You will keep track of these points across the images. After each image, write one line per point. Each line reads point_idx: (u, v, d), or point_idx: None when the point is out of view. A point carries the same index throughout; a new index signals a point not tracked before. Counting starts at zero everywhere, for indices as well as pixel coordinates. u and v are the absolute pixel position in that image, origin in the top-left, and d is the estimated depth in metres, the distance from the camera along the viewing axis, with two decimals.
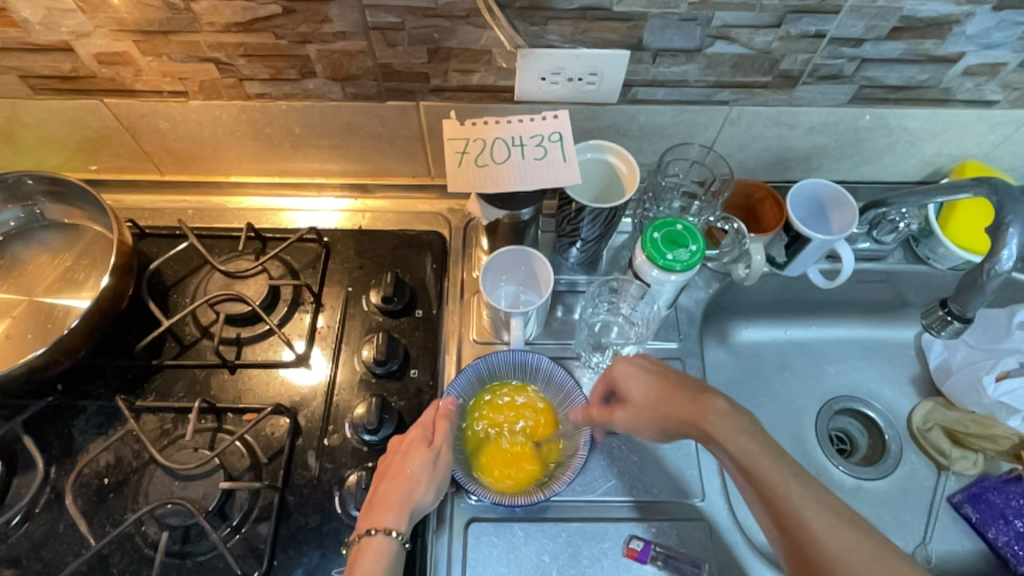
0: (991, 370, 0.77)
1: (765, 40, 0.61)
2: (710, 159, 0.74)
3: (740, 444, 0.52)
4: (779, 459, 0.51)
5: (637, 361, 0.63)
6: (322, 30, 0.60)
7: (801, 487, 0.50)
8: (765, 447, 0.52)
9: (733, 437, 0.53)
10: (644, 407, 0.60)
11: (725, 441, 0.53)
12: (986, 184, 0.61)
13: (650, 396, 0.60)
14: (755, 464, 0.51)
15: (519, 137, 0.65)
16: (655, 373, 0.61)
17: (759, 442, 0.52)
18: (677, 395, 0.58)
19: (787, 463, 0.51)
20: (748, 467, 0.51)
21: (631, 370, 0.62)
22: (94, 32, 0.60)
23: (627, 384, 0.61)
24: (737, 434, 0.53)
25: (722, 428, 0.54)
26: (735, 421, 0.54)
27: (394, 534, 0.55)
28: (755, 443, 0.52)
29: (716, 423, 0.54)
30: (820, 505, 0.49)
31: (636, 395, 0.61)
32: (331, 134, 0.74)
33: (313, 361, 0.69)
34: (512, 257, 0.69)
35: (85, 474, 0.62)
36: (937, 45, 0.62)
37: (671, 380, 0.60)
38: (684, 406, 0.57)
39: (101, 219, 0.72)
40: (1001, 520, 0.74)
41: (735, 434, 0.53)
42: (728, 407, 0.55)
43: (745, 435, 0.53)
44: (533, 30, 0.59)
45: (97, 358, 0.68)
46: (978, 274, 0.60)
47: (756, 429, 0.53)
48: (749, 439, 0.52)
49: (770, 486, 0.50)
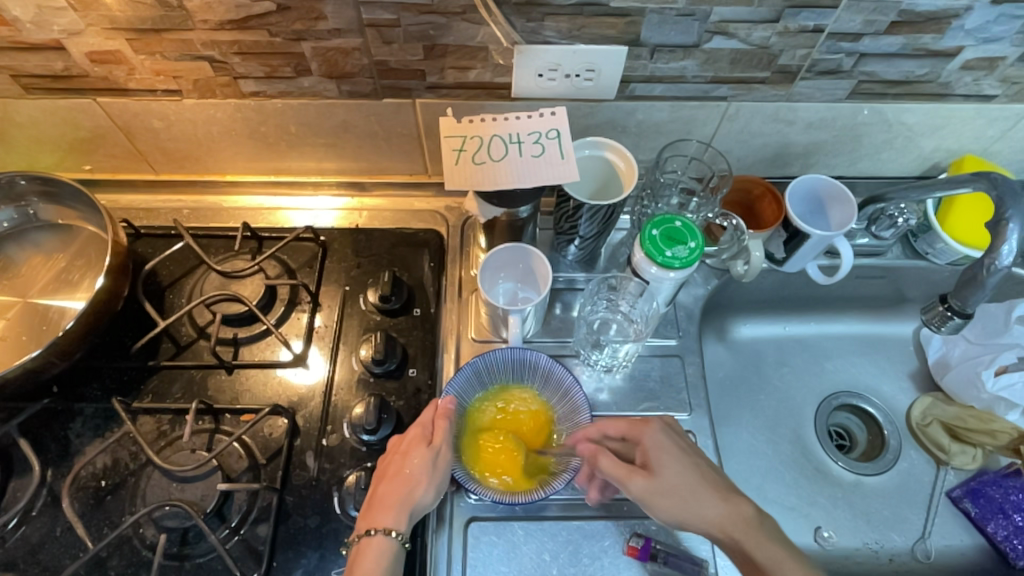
0: (991, 365, 0.77)
1: (763, 35, 0.61)
2: (708, 155, 0.73)
3: (771, 555, 0.54)
4: (805, 570, 0.54)
5: (670, 437, 0.60)
6: (317, 28, 0.59)
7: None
8: (792, 558, 0.55)
9: (763, 547, 0.55)
10: (671, 490, 0.56)
11: (753, 549, 0.55)
12: (984, 179, 0.60)
13: (683, 475, 0.57)
14: (783, 574, 0.54)
15: (517, 133, 0.64)
16: (684, 451, 0.59)
17: (787, 553, 0.55)
18: (707, 489, 0.57)
19: (814, 569, 0.55)
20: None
21: (664, 445, 0.59)
22: (86, 31, 0.59)
23: (660, 456, 0.58)
24: (767, 544, 0.55)
25: (752, 538, 0.55)
26: (764, 528, 0.56)
27: (393, 534, 0.55)
28: (784, 553, 0.55)
29: (749, 535, 0.55)
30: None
31: (665, 473, 0.57)
32: (327, 132, 0.73)
33: (311, 361, 0.69)
34: (509, 254, 0.69)
35: (82, 477, 0.62)
36: (935, 40, 0.62)
37: (701, 468, 0.58)
38: (716, 505, 0.56)
39: (95, 219, 0.71)
40: (1000, 515, 0.74)
41: (766, 543, 0.55)
42: (756, 514, 0.56)
43: (775, 544, 0.55)
44: (530, 26, 0.59)
45: (93, 360, 0.67)
46: (978, 269, 0.59)
47: (781, 540, 0.56)
48: (780, 549, 0.55)
49: None
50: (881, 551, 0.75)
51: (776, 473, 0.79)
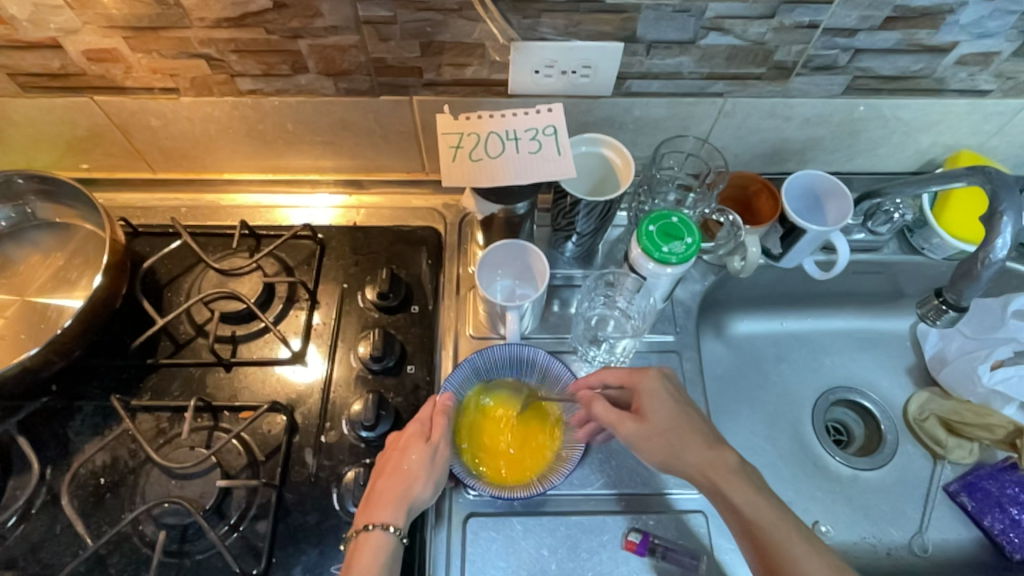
0: (986, 359, 0.77)
1: (759, 31, 0.61)
2: (705, 151, 0.74)
3: (750, 501, 0.54)
4: (787, 522, 0.53)
5: (666, 384, 0.61)
6: (314, 25, 0.59)
7: (806, 547, 0.52)
8: (773, 507, 0.54)
9: (744, 494, 0.55)
10: (657, 433, 0.59)
11: (732, 495, 0.55)
12: (979, 173, 0.61)
13: (672, 419, 0.59)
14: (761, 520, 0.53)
15: (514, 130, 0.65)
16: (677, 400, 0.60)
17: (768, 501, 0.54)
18: (693, 434, 0.58)
19: (798, 525, 0.53)
20: (755, 525, 0.53)
21: (658, 391, 0.60)
22: (82, 29, 0.60)
23: (651, 400, 0.60)
24: (747, 491, 0.55)
25: (732, 483, 0.55)
26: (747, 480, 0.55)
27: (391, 529, 0.55)
28: (765, 502, 0.54)
29: (728, 480, 0.55)
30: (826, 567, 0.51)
31: (653, 417, 0.59)
32: (324, 130, 0.73)
33: (309, 358, 0.69)
34: (506, 251, 0.69)
35: (81, 475, 0.62)
36: (930, 35, 0.62)
37: (690, 415, 0.59)
38: (699, 451, 0.57)
39: (93, 217, 0.71)
40: (996, 509, 0.75)
41: (747, 491, 0.55)
42: (739, 464, 0.56)
43: (756, 493, 0.54)
44: (526, 23, 0.59)
45: (91, 359, 0.67)
46: (972, 263, 0.59)
47: (764, 491, 0.55)
48: (761, 498, 0.54)
49: (776, 543, 0.52)
50: (879, 546, 0.75)
51: (773, 469, 0.79)
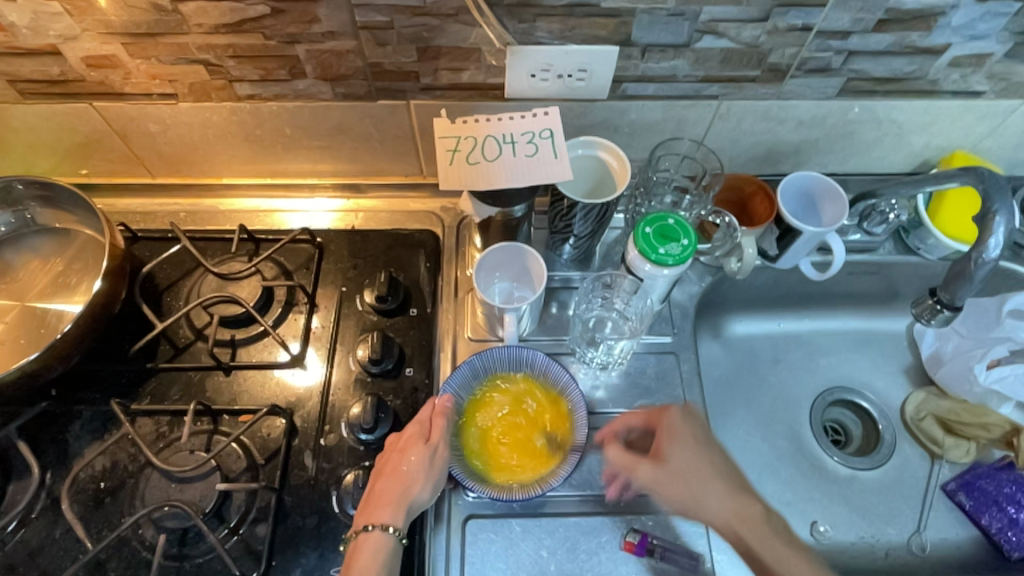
0: (983, 358, 0.78)
1: (753, 34, 0.61)
2: (700, 153, 0.74)
3: (778, 554, 0.55)
4: (814, 569, 0.54)
5: (689, 424, 0.61)
6: (311, 31, 0.60)
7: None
8: (801, 558, 0.55)
9: (771, 545, 0.55)
10: (678, 478, 0.59)
11: (759, 547, 0.55)
12: (972, 173, 0.61)
13: (694, 466, 0.59)
14: (791, 574, 0.54)
15: (510, 134, 0.65)
16: (699, 442, 0.60)
17: (795, 551, 0.55)
18: (715, 481, 0.58)
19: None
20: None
21: (681, 433, 0.60)
22: (81, 36, 0.60)
23: (672, 443, 0.60)
24: (776, 542, 0.55)
25: (760, 536, 0.56)
26: (775, 529, 0.56)
27: (391, 530, 0.55)
28: (791, 551, 0.55)
29: (755, 533, 0.56)
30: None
31: (673, 461, 0.59)
32: (322, 135, 0.74)
33: (308, 362, 0.69)
34: (504, 253, 0.69)
35: (81, 480, 0.62)
36: (923, 37, 0.63)
37: (713, 458, 0.60)
38: (724, 501, 0.58)
39: (92, 222, 0.72)
40: (994, 507, 0.75)
41: (774, 543, 0.55)
42: (764, 512, 0.57)
43: (785, 544, 0.55)
44: (522, 27, 0.59)
45: (91, 363, 0.68)
46: (966, 262, 0.60)
47: (791, 539, 0.56)
48: (789, 550, 0.55)
49: None
50: (877, 545, 0.76)
51: (772, 469, 0.79)
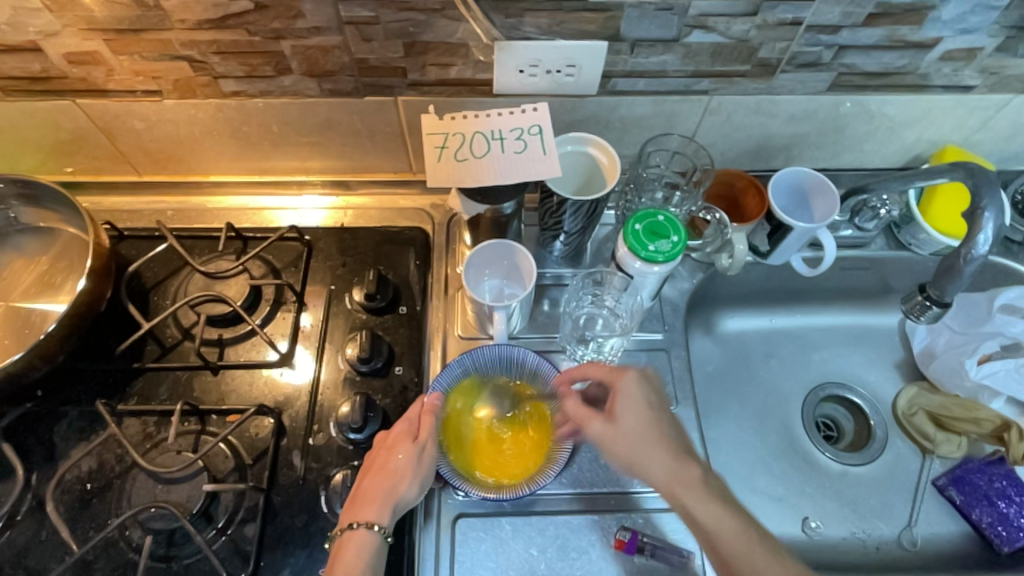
0: (974, 353, 0.78)
1: (743, 29, 0.61)
2: (691, 149, 0.74)
3: (711, 515, 0.55)
4: (747, 535, 0.54)
5: (643, 387, 0.61)
6: (296, 26, 0.59)
7: (766, 560, 0.53)
8: (734, 519, 0.55)
9: (704, 506, 0.55)
10: (625, 439, 0.58)
11: (693, 507, 0.55)
12: (961, 169, 0.61)
13: (639, 427, 0.59)
14: (722, 535, 0.54)
15: (499, 130, 0.64)
16: (651, 408, 0.60)
17: (728, 511, 0.55)
18: (659, 442, 0.58)
19: (764, 539, 0.54)
20: (716, 538, 0.54)
21: (634, 393, 0.60)
22: (62, 32, 0.59)
23: (623, 404, 0.60)
24: (710, 501, 0.55)
25: (693, 497, 0.56)
26: (712, 491, 0.56)
27: (376, 528, 0.55)
28: (724, 513, 0.55)
29: (690, 492, 0.56)
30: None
31: (624, 421, 0.59)
32: (309, 131, 0.73)
33: (297, 361, 0.69)
34: (493, 251, 0.69)
35: (67, 481, 0.62)
36: (913, 31, 0.63)
37: (660, 422, 0.59)
38: (665, 462, 0.57)
39: (77, 221, 0.71)
40: (985, 502, 0.75)
41: (709, 505, 0.55)
42: (703, 475, 0.57)
43: (719, 506, 0.55)
44: (509, 22, 0.59)
45: (77, 364, 0.67)
46: (955, 259, 0.59)
47: (727, 502, 0.56)
48: (723, 512, 0.55)
49: (738, 556, 0.53)
50: (868, 541, 0.76)
51: (764, 465, 0.79)
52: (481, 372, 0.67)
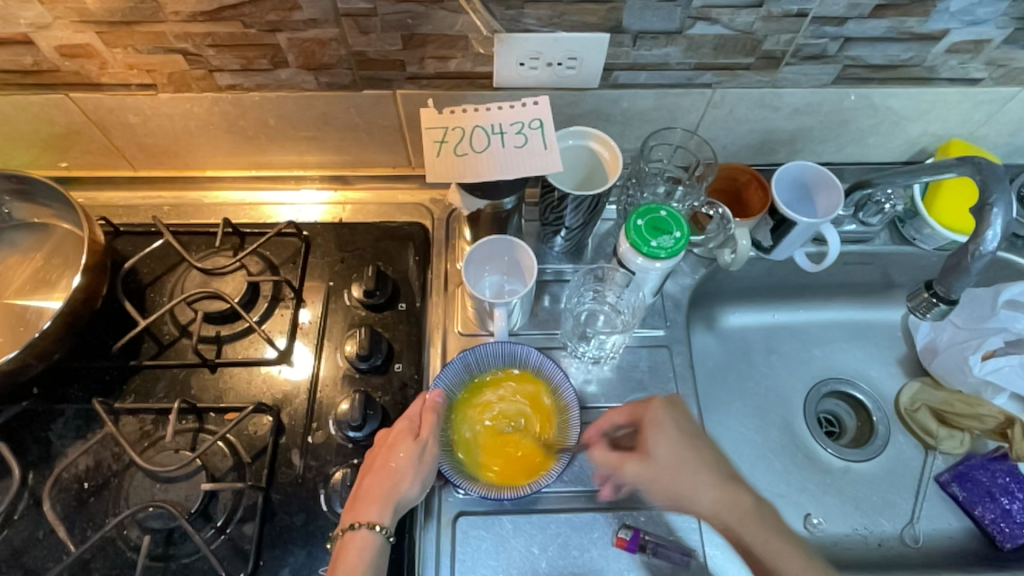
0: (978, 349, 0.77)
1: (747, 21, 0.60)
2: (693, 143, 0.73)
3: (768, 543, 0.55)
4: (805, 557, 0.55)
5: (673, 415, 0.60)
6: (292, 18, 0.58)
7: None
8: (789, 545, 0.55)
9: (766, 539, 0.55)
10: (665, 474, 0.57)
11: (753, 539, 0.56)
12: (969, 164, 0.60)
13: (676, 457, 0.58)
14: (784, 567, 0.54)
15: (499, 124, 0.63)
16: (686, 434, 0.59)
17: (785, 540, 0.55)
18: (704, 472, 0.57)
19: (822, 565, 0.55)
20: (776, 568, 0.55)
21: (665, 422, 0.59)
22: (54, 24, 0.58)
23: (655, 437, 0.58)
24: (765, 532, 0.56)
25: (748, 526, 0.56)
26: (766, 518, 0.56)
27: (377, 528, 0.54)
28: (785, 544, 0.55)
29: (744, 523, 0.56)
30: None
31: (661, 456, 0.58)
32: (307, 125, 0.72)
33: (295, 357, 0.68)
34: (493, 246, 0.68)
35: (64, 479, 0.61)
36: (920, 23, 0.62)
37: (699, 449, 0.58)
38: (713, 490, 0.57)
39: (71, 217, 0.70)
40: (987, 498, 0.75)
41: (765, 534, 0.55)
42: (755, 502, 0.57)
43: (773, 534, 0.56)
44: (509, 13, 0.58)
45: (73, 361, 0.66)
46: (962, 255, 0.59)
47: (779, 527, 0.56)
48: (778, 540, 0.55)
49: None
50: (871, 537, 0.75)
51: (765, 461, 0.79)
52: (487, 372, 0.67)
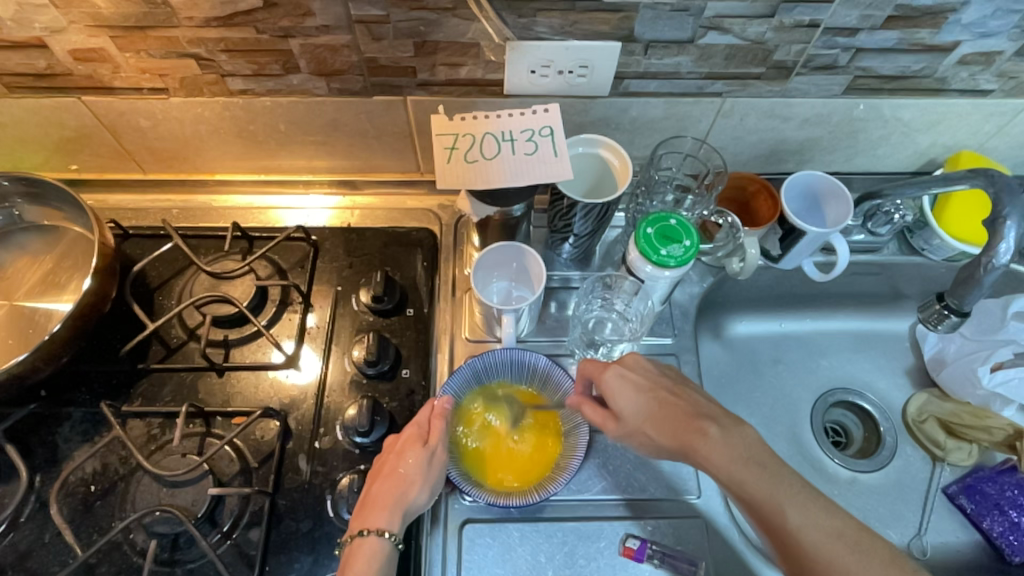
0: (986, 361, 0.77)
1: (759, 31, 0.60)
2: (703, 152, 0.73)
3: (733, 474, 0.51)
4: (773, 479, 0.50)
5: (629, 373, 0.60)
6: (305, 24, 0.58)
7: (799, 510, 0.49)
8: (756, 472, 0.51)
9: (725, 467, 0.52)
10: (636, 429, 0.58)
11: (717, 472, 0.52)
12: (981, 176, 0.60)
13: (638, 410, 0.58)
14: (750, 494, 0.50)
15: (509, 131, 0.64)
16: (642, 388, 0.58)
17: (750, 468, 0.51)
18: (666, 417, 0.56)
19: (787, 483, 0.50)
20: (743, 496, 0.51)
21: (622, 384, 0.59)
22: (68, 28, 0.58)
23: (616, 399, 0.59)
24: (729, 465, 0.51)
25: (714, 461, 0.52)
26: (728, 448, 0.52)
27: (387, 535, 0.54)
28: (750, 472, 0.51)
29: (708, 457, 0.53)
30: (821, 530, 0.48)
31: (624, 414, 0.58)
32: (317, 130, 0.72)
33: (303, 362, 0.68)
34: (502, 253, 0.68)
35: (71, 483, 0.61)
36: (932, 35, 0.62)
37: (658, 398, 0.57)
38: (674, 432, 0.55)
39: (82, 220, 0.70)
40: (995, 511, 0.74)
41: (726, 464, 0.52)
42: (721, 435, 0.53)
43: (737, 462, 0.51)
44: (522, 22, 0.58)
45: (81, 365, 0.66)
46: (974, 268, 0.58)
47: (750, 453, 0.52)
48: (742, 468, 0.51)
49: (769, 514, 0.50)
50: None
51: None
52: (494, 377, 0.67)
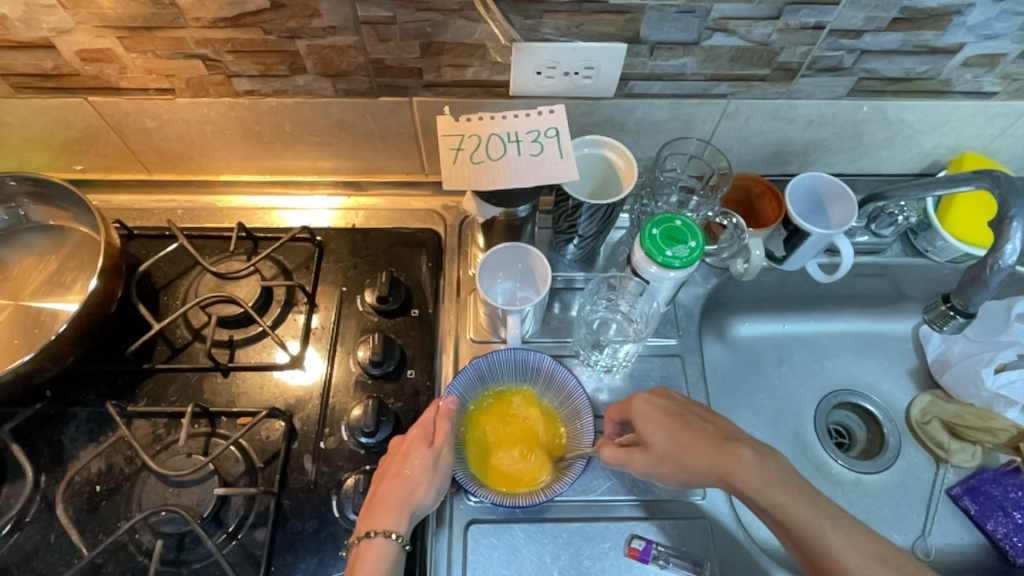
0: (990, 362, 0.77)
1: (764, 32, 0.60)
2: (708, 153, 0.73)
3: (772, 497, 0.52)
4: (809, 502, 0.52)
5: (657, 402, 0.61)
6: (312, 25, 0.58)
7: (838, 532, 0.50)
8: (793, 494, 0.52)
9: (763, 490, 0.52)
10: (666, 457, 0.58)
11: (756, 495, 0.53)
12: (987, 178, 0.60)
13: (671, 438, 0.58)
14: (789, 517, 0.51)
15: (515, 132, 0.63)
16: (673, 415, 0.59)
17: (787, 490, 0.52)
18: (700, 442, 0.56)
19: (822, 505, 0.52)
20: (783, 518, 0.52)
21: (651, 413, 0.60)
22: (76, 29, 0.58)
23: (648, 426, 0.59)
24: (767, 486, 0.52)
25: (751, 484, 0.53)
26: (764, 470, 0.53)
27: (393, 536, 0.54)
28: (787, 494, 0.52)
29: (745, 479, 0.53)
30: (862, 553, 0.49)
31: (656, 443, 0.59)
32: (323, 131, 0.72)
33: (307, 362, 0.68)
34: (509, 253, 0.68)
35: (76, 483, 0.61)
36: (936, 37, 0.62)
37: (691, 423, 0.58)
38: (708, 456, 0.55)
39: (87, 220, 0.70)
40: (1000, 512, 0.74)
41: (764, 486, 0.52)
42: (755, 456, 0.54)
43: (774, 484, 0.52)
44: (528, 23, 0.58)
45: (87, 365, 0.66)
46: (981, 268, 0.59)
47: (785, 474, 0.53)
48: (779, 489, 0.52)
49: (809, 536, 0.51)
50: None
51: None
52: (499, 378, 0.67)
